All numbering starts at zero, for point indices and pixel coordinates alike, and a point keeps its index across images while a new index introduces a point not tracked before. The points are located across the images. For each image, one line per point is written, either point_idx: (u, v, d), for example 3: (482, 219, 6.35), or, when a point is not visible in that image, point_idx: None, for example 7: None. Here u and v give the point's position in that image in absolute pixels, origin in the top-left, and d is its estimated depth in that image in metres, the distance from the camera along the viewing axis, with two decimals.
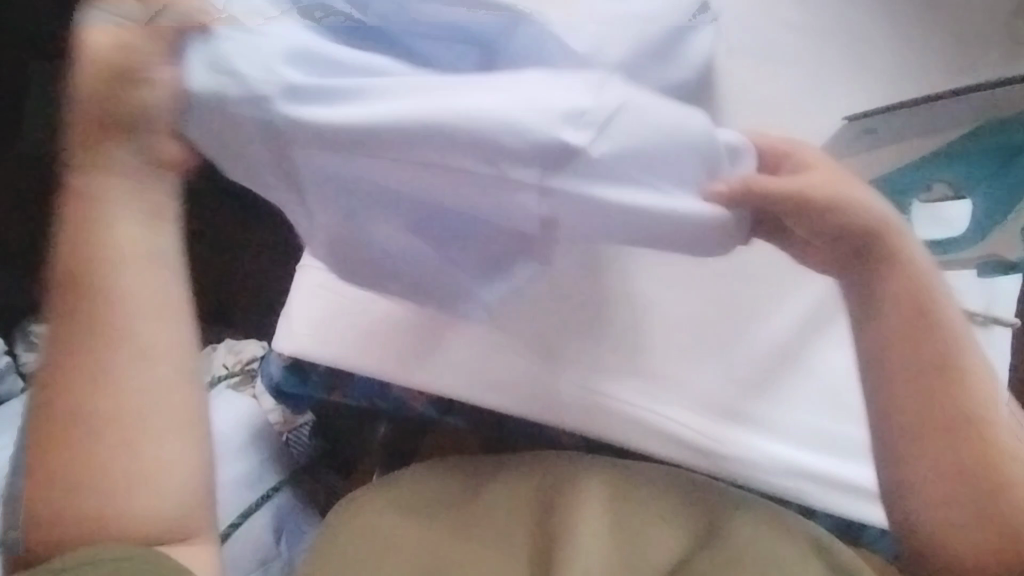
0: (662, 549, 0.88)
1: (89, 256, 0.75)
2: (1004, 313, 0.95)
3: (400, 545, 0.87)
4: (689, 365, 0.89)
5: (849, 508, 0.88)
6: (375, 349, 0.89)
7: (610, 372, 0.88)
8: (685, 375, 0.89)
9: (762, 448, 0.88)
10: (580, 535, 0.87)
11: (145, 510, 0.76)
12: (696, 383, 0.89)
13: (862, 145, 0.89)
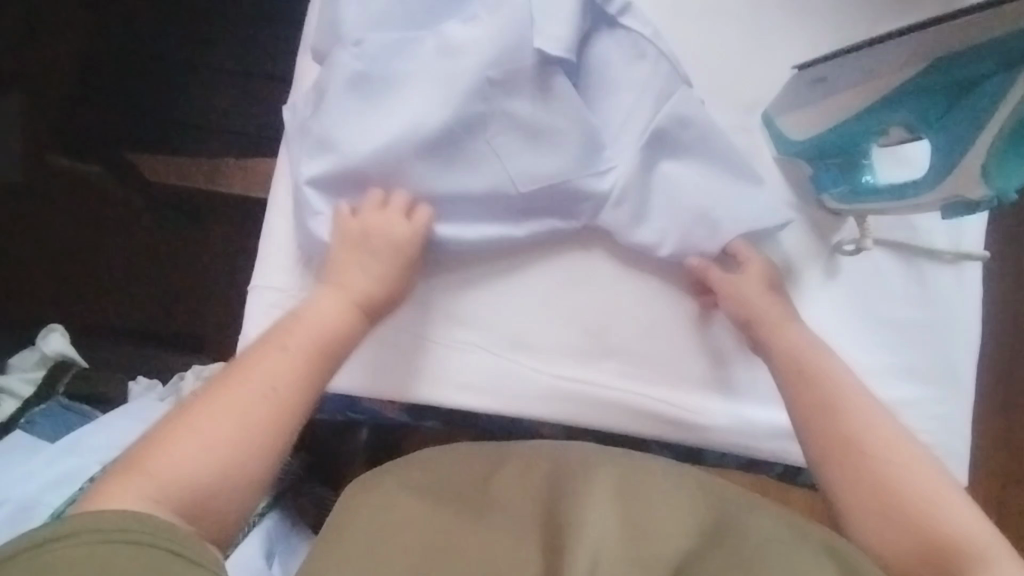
0: (678, 535, 0.70)
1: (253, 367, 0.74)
2: (973, 249, 0.95)
3: (403, 515, 0.71)
4: (674, 336, 0.89)
5: None
6: (340, 360, 0.87)
7: (592, 352, 0.88)
8: (675, 342, 0.89)
9: (753, 410, 0.89)
10: (584, 515, 0.69)
11: (226, 490, 0.68)
12: (685, 352, 0.89)
13: (796, 101, 0.90)
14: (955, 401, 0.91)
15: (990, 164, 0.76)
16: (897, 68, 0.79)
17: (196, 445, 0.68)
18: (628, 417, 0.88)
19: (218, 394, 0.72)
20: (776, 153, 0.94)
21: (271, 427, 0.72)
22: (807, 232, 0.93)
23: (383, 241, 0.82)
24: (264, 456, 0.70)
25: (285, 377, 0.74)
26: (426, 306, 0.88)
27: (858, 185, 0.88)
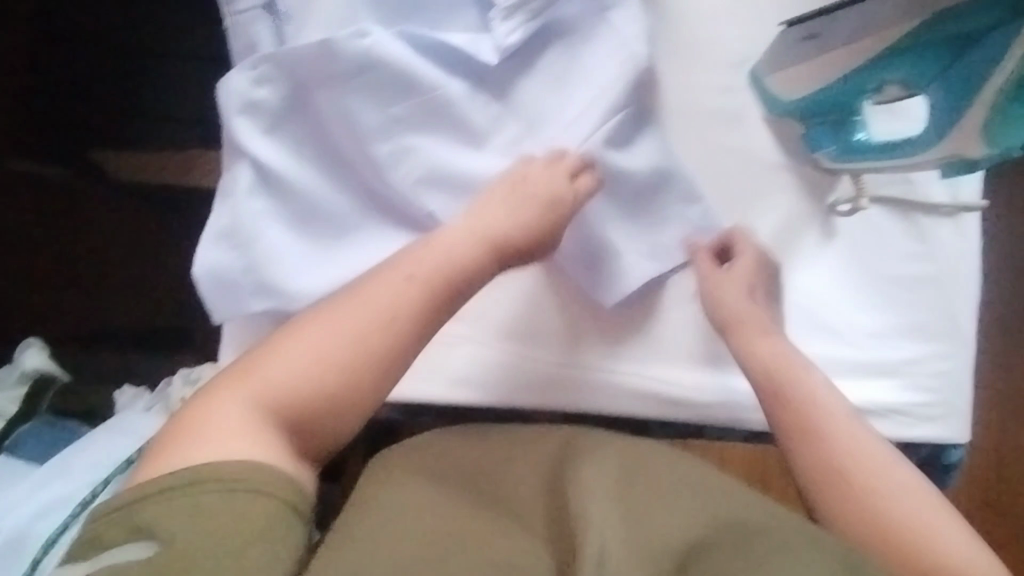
0: (675, 522, 0.66)
1: (267, 365, 0.74)
2: (971, 200, 0.92)
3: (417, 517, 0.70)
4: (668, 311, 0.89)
5: None
6: None
7: (583, 335, 0.88)
8: (666, 317, 0.89)
9: (738, 384, 0.89)
10: (582, 506, 0.68)
11: (246, 452, 0.68)
12: (674, 325, 0.89)
13: (780, 60, 0.89)
14: (961, 352, 0.90)
15: (989, 120, 0.76)
16: (890, 29, 0.78)
17: (209, 431, 0.70)
18: (622, 395, 0.88)
19: (202, 402, 0.73)
20: (768, 114, 0.93)
21: (351, 339, 0.75)
22: (800, 195, 0.92)
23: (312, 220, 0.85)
24: (379, 322, 0.76)
25: (298, 365, 0.74)
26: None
27: (851, 144, 0.87)
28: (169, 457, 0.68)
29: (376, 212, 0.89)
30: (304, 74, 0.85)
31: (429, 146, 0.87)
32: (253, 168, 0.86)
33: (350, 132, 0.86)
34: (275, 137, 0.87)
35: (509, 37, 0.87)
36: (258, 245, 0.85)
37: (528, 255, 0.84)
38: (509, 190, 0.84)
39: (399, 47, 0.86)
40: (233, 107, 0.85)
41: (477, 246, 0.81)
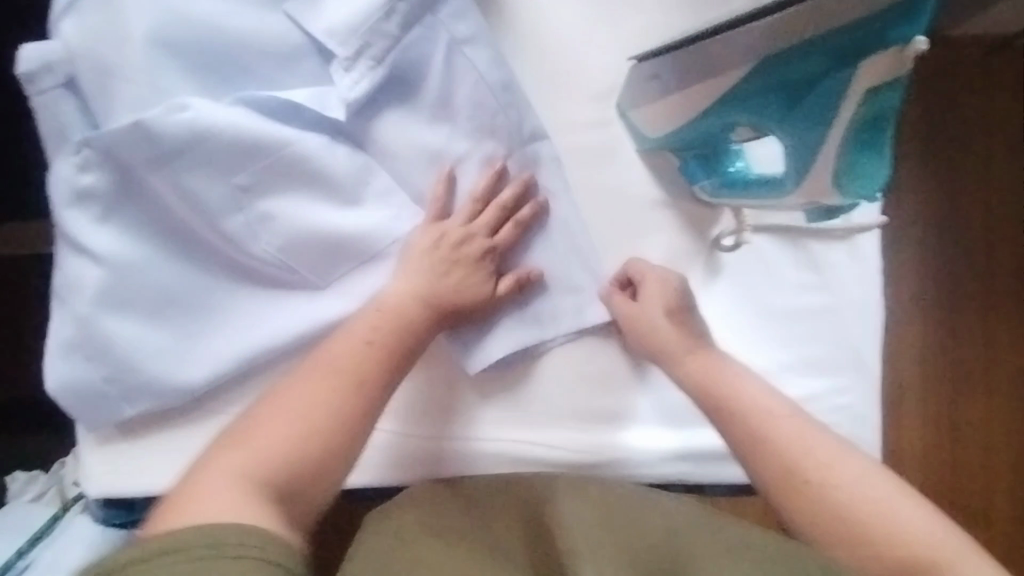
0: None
1: (258, 420, 0.49)
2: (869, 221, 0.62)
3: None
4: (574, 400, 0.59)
5: None
6: None
7: (438, 412, 0.58)
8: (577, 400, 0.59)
9: (716, 470, 0.60)
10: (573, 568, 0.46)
11: (218, 513, 0.43)
12: (586, 422, 0.59)
13: (640, 88, 0.58)
14: (864, 389, 0.62)
15: (844, 171, 0.49)
16: (707, 79, 0.50)
17: (215, 487, 0.45)
18: (490, 463, 0.59)
19: (239, 425, 0.50)
20: (640, 148, 0.61)
21: (336, 423, 0.50)
22: (678, 229, 0.62)
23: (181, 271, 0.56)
24: (326, 427, 0.49)
25: (280, 423, 0.49)
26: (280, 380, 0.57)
27: (726, 179, 0.58)
28: (179, 518, 0.43)
29: (246, 285, 0.58)
30: (125, 154, 0.54)
31: (292, 208, 0.57)
32: (104, 271, 0.54)
33: (194, 220, 0.56)
34: (111, 227, 0.55)
35: (356, 91, 0.57)
36: (119, 357, 0.54)
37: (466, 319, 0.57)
38: (434, 248, 0.56)
39: (225, 110, 0.55)
40: (57, 199, 0.54)
41: (425, 308, 0.55)
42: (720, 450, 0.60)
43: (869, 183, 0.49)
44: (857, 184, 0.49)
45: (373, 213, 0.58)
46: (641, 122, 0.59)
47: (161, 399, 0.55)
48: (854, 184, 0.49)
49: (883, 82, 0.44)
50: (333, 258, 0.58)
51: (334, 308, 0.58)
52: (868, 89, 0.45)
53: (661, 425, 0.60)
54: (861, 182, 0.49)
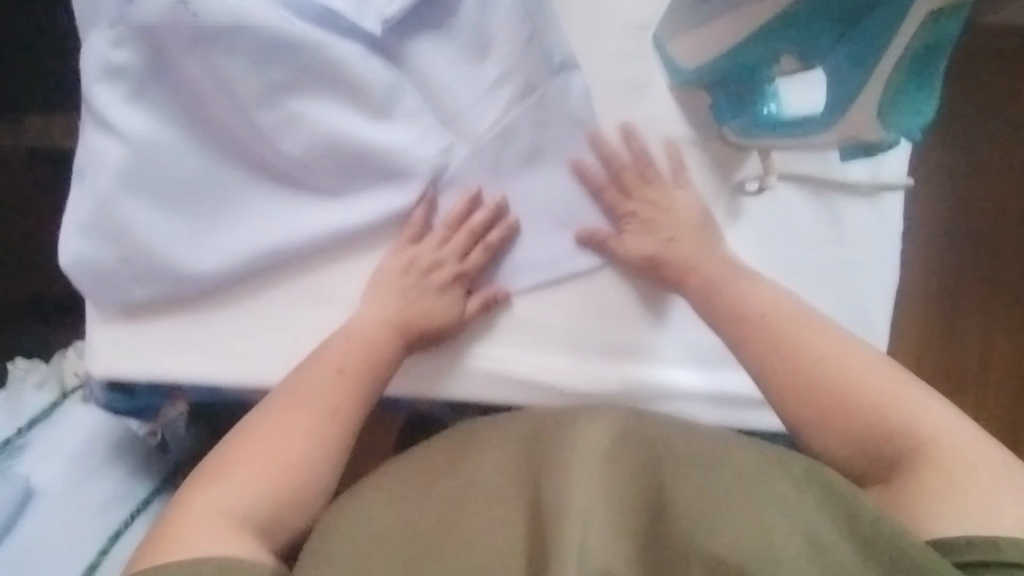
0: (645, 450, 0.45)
1: (236, 449, 0.49)
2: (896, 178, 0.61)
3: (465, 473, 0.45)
4: (584, 326, 0.58)
5: None
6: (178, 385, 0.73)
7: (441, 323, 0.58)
8: (587, 326, 0.58)
9: (734, 414, 0.58)
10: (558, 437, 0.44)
11: (203, 546, 0.43)
12: (593, 352, 0.58)
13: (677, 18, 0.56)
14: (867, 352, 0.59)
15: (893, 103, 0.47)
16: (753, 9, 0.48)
17: (199, 518, 0.45)
18: (488, 382, 0.58)
19: (220, 457, 0.49)
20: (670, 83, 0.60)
21: (309, 454, 0.49)
22: (702, 168, 0.60)
23: (205, 160, 0.56)
24: (299, 458, 0.49)
25: (261, 449, 0.49)
26: (292, 282, 0.57)
27: (760, 118, 0.56)
28: (166, 558, 0.42)
29: (265, 183, 0.57)
30: (163, 33, 0.54)
31: (320, 111, 0.56)
32: (126, 148, 0.54)
33: (225, 113, 0.55)
34: (139, 108, 0.55)
35: (393, 6, 0.57)
36: (131, 239, 0.54)
37: (460, 328, 0.57)
38: (404, 271, 0.56)
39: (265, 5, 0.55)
40: (87, 73, 0.54)
41: (398, 335, 0.55)
42: (737, 393, 0.58)
43: (912, 118, 0.48)
44: (899, 120, 0.48)
45: (402, 130, 0.57)
46: (679, 53, 0.57)
47: (168, 286, 0.55)
48: (896, 119, 0.48)
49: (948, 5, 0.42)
50: (358, 165, 0.57)
51: (350, 217, 0.56)
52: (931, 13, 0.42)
53: (676, 360, 0.58)
54: (905, 116, 0.48)
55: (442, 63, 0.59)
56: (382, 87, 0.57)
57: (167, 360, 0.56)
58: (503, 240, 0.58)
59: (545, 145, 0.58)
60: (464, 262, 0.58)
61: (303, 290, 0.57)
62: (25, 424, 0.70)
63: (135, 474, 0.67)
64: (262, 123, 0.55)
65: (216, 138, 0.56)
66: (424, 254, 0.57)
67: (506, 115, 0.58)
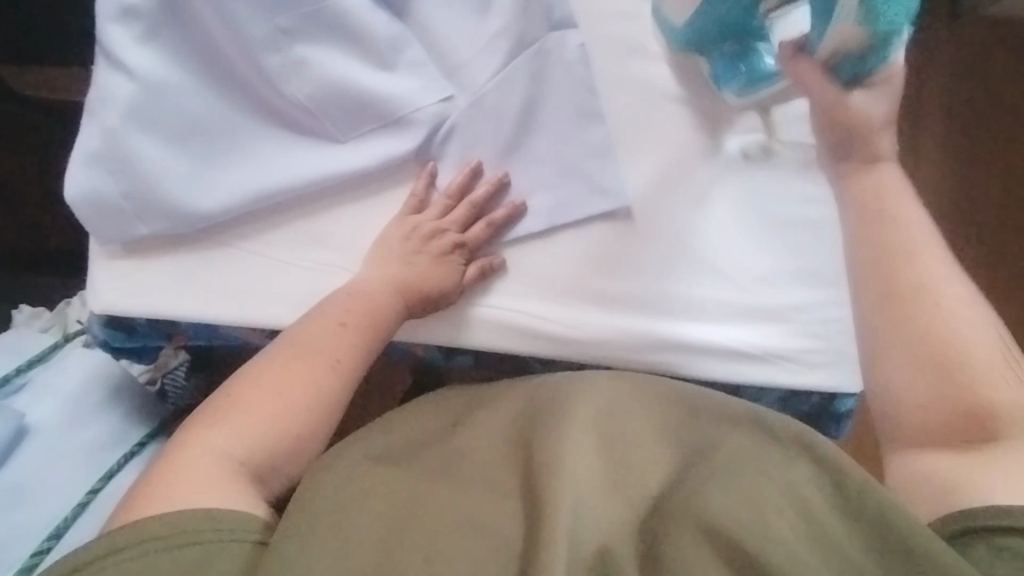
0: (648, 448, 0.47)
1: (236, 392, 0.48)
2: None
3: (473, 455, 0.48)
4: (578, 283, 0.58)
5: (802, 380, 0.58)
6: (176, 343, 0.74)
7: None
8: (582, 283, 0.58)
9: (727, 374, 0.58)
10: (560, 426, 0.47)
11: (202, 498, 0.42)
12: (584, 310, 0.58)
13: None
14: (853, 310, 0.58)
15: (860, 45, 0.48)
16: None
17: (197, 464, 0.44)
18: (478, 328, 0.58)
19: (217, 398, 0.48)
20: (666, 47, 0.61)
21: (315, 405, 0.49)
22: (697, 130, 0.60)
23: (213, 102, 0.57)
24: (306, 409, 0.48)
25: (259, 396, 0.48)
26: (293, 226, 0.58)
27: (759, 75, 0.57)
28: (164, 504, 0.42)
29: (272, 126, 0.58)
30: None
31: (327, 57, 0.57)
32: (136, 86, 0.55)
33: (234, 54, 0.56)
34: (151, 47, 0.55)
35: None
36: (136, 174, 0.55)
37: (449, 298, 0.56)
38: (407, 237, 0.56)
39: None
40: (103, 13, 0.55)
41: (399, 296, 0.55)
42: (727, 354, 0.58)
43: (880, 58, 0.50)
44: (865, 63, 0.50)
45: (406, 80, 0.58)
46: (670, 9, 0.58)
47: (172, 221, 0.56)
48: (861, 62, 0.50)
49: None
50: (363, 113, 0.57)
51: (354, 161, 0.57)
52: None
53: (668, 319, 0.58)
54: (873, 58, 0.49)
55: (448, 17, 0.60)
56: (389, 36, 0.58)
57: (167, 296, 0.57)
58: (493, 195, 0.58)
59: (545, 96, 0.58)
60: (463, 233, 0.57)
61: (298, 245, 0.58)
62: (23, 363, 0.67)
63: (133, 419, 0.66)
64: (269, 68, 0.56)
65: (224, 81, 0.57)
66: (424, 223, 0.57)
67: (507, 67, 0.58)
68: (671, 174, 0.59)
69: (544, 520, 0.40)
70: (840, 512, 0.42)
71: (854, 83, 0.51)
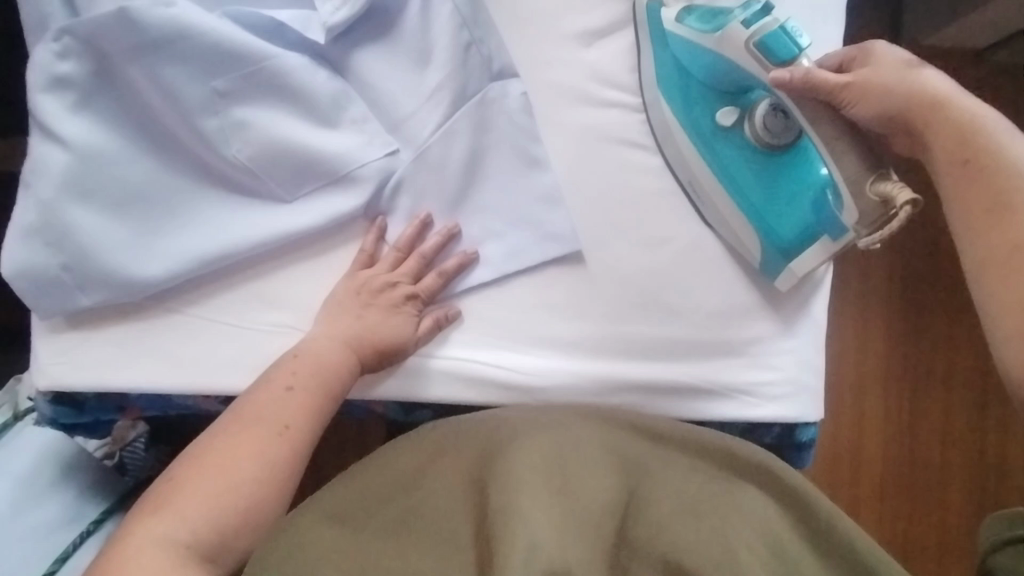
0: (598, 491, 0.46)
1: (186, 471, 0.47)
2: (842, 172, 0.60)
3: (433, 507, 0.46)
4: (534, 326, 0.58)
5: (760, 413, 0.58)
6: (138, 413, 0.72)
7: None
8: (538, 327, 0.58)
9: (687, 411, 0.58)
10: (512, 475, 0.46)
11: None
12: (542, 352, 0.58)
13: (616, 47, 0.61)
14: (807, 342, 0.60)
15: (758, 24, 0.52)
16: (683, 149, 0.59)
17: (146, 551, 0.43)
18: (436, 381, 0.57)
19: (173, 475, 0.47)
20: (617, 94, 0.61)
21: (263, 474, 0.48)
22: (645, 169, 0.60)
23: (150, 168, 0.56)
24: (251, 479, 0.47)
25: (211, 471, 0.47)
26: (241, 287, 0.57)
27: (739, 101, 0.58)
28: None
29: (216, 191, 0.58)
30: (106, 43, 0.54)
31: (266, 117, 0.57)
32: (71, 155, 0.54)
33: (171, 119, 0.56)
34: (85, 116, 0.55)
35: (337, 17, 0.58)
36: (77, 245, 0.54)
37: (401, 353, 0.56)
38: (356, 293, 0.56)
39: (205, 16, 0.55)
40: (32, 84, 0.54)
41: (353, 354, 0.54)
42: (686, 389, 0.58)
43: (789, 24, 0.52)
44: (786, 32, 0.51)
45: (350, 136, 0.58)
46: (610, 69, 0.61)
47: (117, 292, 0.55)
48: (785, 37, 0.51)
49: (681, 11, 0.58)
50: (308, 172, 0.57)
51: (301, 221, 0.57)
52: (674, 21, 0.58)
53: (631, 357, 0.58)
54: (781, 21, 0.52)
55: (389, 74, 0.59)
56: (333, 95, 0.58)
57: (117, 368, 0.56)
58: (442, 248, 0.58)
59: (489, 144, 0.59)
60: (416, 284, 0.57)
61: (250, 310, 0.57)
62: None
63: (87, 494, 0.65)
64: (204, 131, 0.56)
65: (162, 146, 0.57)
66: (376, 277, 0.56)
67: (450, 118, 0.58)
68: (621, 215, 0.59)
69: (498, 556, 0.40)
70: (805, 539, 0.44)
71: (798, 55, 0.51)
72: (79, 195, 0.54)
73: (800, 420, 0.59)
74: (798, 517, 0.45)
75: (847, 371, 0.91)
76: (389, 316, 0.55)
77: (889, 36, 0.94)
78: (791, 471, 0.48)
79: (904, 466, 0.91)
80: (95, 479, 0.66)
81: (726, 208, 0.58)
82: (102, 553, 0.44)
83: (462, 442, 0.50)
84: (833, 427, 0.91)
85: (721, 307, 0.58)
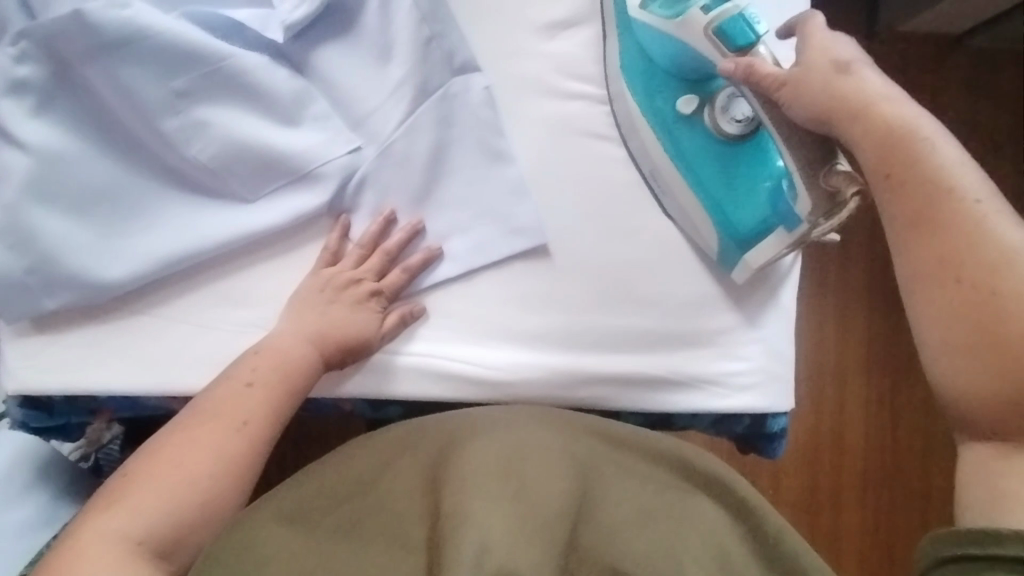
0: (553, 484, 0.46)
1: (146, 468, 0.47)
2: None
3: (391, 505, 0.46)
4: (501, 320, 0.58)
5: (729, 403, 0.58)
6: None
7: None
8: (506, 321, 0.58)
9: (655, 403, 0.58)
10: (467, 471, 0.46)
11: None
12: (508, 346, 0.57)
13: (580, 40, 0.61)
14: (776, 332, 0.60)
15: (718, 10, 0.52)
16: (645, 137, 0.59)
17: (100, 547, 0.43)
18: (403, 377, 0.57)
19: (132, 470, 0.47)
20: (582, 85, 0.61)
21: (221, 470, 0.48)
22: (609, 161, 0.60)
23: (111, 169, 0.56)
24: (208, 476, 0.47)
25: (170, 468, 0.47)
26: (206, 287, 0.57)
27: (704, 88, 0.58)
28: None
29: (179, 190, 0.58)
30: (63, 45, 0.54)
31: (226, 116, 0.57)
32: (32, 159, 0.54)
33: (132, 120, 0.56)
34: (45, 119, 0.55)
35: (296, 14, 0.58)
36: (41, 249, 0.54)
37: (365, 350, 0.56)
38: (321, 290, 0.56)
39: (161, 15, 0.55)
40: None
41: (317, 352, 0.54)
42: (653, 380, 0.58)
43: (748, 10, 0.52)
44: (743, 17, 0.51)
45: (312, 134, 0.58)
46: (573, 64, 0.61)
47: (81, 293, 0.55)
48: (742, 22, 0.51)
49: None
50: (268, 169, 0.57)
51: (262, 220, 0.57)
52: (641, 7, 0.58)
53: (599, 350, 0.58)
54: (741, 8, 0.52)
55: (351, 71, 0.59)
56: (292, 93, 0.57)
57: (84, 370, 0.56)
58: (406, 244, 0.58)
59: (451, 139, 0.58)
60: (380, 280, 0.57)
61: (215, 310, 0.57)
62: None
63: (61, 497, 0.65)
64: (163, 131, 0.56)
65: (123, 147, 0.57)
66: (340, 274, 0.56)
67: (413, 114, 0.58)
68: (585, 208, 0.59)
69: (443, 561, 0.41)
70: (753, 551, 0.45)
71: (754, 41, 0.51)
72: (40, 199, 0.54)
73: (769, 410, 0.59)
74: (746, 528, 0.46)
75: (829, 360, 0.91)
76: (352, 312, 0.55)
77: (866, 25, 0.93)
78: (741, 481, 0.48)
79: (886, 455, 0.91)
80: (70, 480, 0.66)
81: (687, 198, 0.58)
82: (57, 548, 0.44)
83: (419, 439, 0.49)
84: (813, 413, 0.91)
85: (690, 298, 0.58)
